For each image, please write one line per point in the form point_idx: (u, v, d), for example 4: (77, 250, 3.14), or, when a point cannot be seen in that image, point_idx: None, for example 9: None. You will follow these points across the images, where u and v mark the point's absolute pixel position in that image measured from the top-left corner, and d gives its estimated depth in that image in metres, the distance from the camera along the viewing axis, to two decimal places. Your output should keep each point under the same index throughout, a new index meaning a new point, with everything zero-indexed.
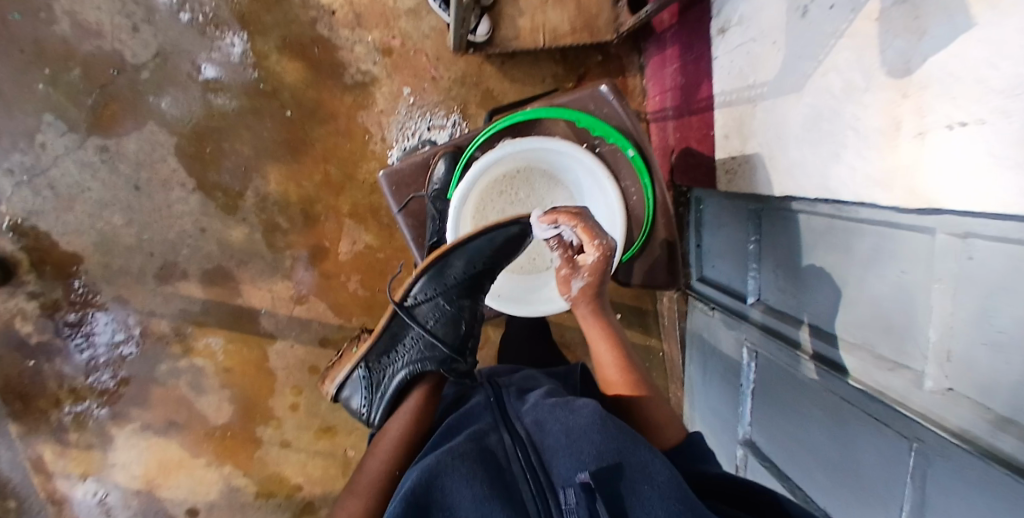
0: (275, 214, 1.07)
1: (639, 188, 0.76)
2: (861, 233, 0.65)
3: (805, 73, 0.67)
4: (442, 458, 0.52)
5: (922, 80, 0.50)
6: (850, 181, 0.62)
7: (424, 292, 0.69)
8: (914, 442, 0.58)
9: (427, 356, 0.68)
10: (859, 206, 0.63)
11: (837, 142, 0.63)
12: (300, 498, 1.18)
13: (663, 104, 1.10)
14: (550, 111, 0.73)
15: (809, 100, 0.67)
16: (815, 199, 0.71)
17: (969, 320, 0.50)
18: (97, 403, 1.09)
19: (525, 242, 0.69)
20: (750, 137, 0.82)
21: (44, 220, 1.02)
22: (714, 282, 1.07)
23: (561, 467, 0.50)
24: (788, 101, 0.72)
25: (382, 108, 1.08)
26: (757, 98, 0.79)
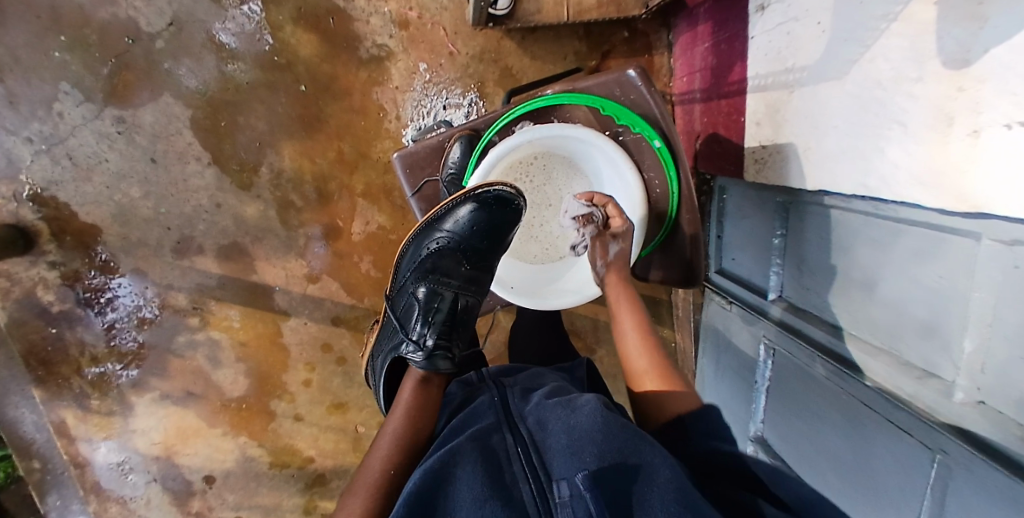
0: (289, 191, 1.06)
1: (664, 180, 0.72)
2: (896, 230, 0.61)
3: (850, 57, 0.62)
4: (444, 459, 0.51)
5: (982, 73, 0.44)
6: (892, 179, 0.57)
7: (403, 280, 0.74)
8: (937, 454, 0.55)
9: (397, 337, 0.70)
10: (898, 206, 0.59)
11: (881, 135, 0.58)
12: (312, 470, 1.21)
13: (691, 86, 1.05)
14: (572, 97, 0.70)
15: (852, 88, 0.62)
16: (850, 195, 0.67)
17: (1007, 331, 0.47)
18: (119, 366, 1.12)
19: (487, 218, 0.68)
20: (784, 126, 0.77)
21: (63, 190, 1.03)
22: (733, 276, 1.03)
23: (560, 465, 0.49)
24: (830, 87, 0.66)
25: (397, 84, 1.05)
26: (795, 83, 0.73)
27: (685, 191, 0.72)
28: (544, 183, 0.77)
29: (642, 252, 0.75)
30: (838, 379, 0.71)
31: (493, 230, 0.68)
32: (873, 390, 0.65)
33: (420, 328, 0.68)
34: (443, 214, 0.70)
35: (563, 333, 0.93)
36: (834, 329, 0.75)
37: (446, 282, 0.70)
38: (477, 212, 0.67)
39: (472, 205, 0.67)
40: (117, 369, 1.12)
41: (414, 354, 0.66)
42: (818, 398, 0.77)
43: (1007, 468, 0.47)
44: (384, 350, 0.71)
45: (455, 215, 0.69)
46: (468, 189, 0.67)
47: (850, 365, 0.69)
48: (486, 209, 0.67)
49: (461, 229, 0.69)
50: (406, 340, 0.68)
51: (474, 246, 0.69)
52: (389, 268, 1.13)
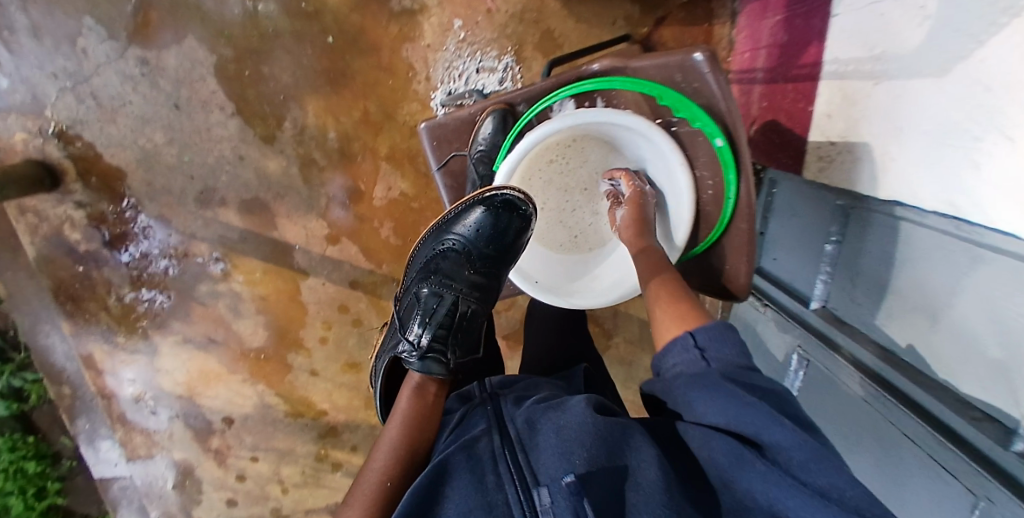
0: (312, 149, 1.03)
1: (720, 181, 0.65)
2: (978, 259, 0.55)
3: (958, 53, 0.53)
4: (432, 476, 0.50)
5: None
6: (982, 198, 0.51)
7: (410, 284, 0.73)
8: (980, 500, 0.53)
9: (396, 340, 0.68)
10: (981, 229, 0.52)
11: (978, 149, 0.51)
12: (326, 422, 1.25)
13: (753, 64, 0.96)
14: (626, 82, 0.64)
15: (954, 91, 0.54)
16: (929, 210, 0.59)
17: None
18: (158, 291, 1.13)
19: (499, 221, 0.67)
20: (861, 122, 0.69)
21: (88, 130, 1.01)
22: (772, 276, 0.98)
23: (548, 466, 0.47)
24: (927, 86, 0.58)
25: (429, 42, 0.98)
26: (883, 75, 0.65)
27: (742, 196, 0.64)
28: (580, 166, 0.72)
29: (684, 256, 0.71)
30: (877, 403, 0.69)
31: (497, 236, 0.67)
32: (918, 423, 0.62)
33: (417, 328, 0.67)
34: (454, 219, 0.70)
35: (583, 332, 0.86)
36: (882, 352, 0.70)
37: (448, 284, 0.69)
38: (487, 215, 0.67)
39: (481, 209, 0.67)
40: (158, 295, 1.13)
41: (408, 354, 0.64)
42: (852, 416, 0.76)
43: None
44: (384, 353, 0.69)
45: (466, 218, 0.68)
46: (480, 193, 0.67)
47: (890, 387, 0.67)
48: (494, 213, 0.67)
49: (467, 233, 0.68)
50: (403, 340, 0.67)
51: (478, 250, 0.68)
52: (410, 236, 1.10)
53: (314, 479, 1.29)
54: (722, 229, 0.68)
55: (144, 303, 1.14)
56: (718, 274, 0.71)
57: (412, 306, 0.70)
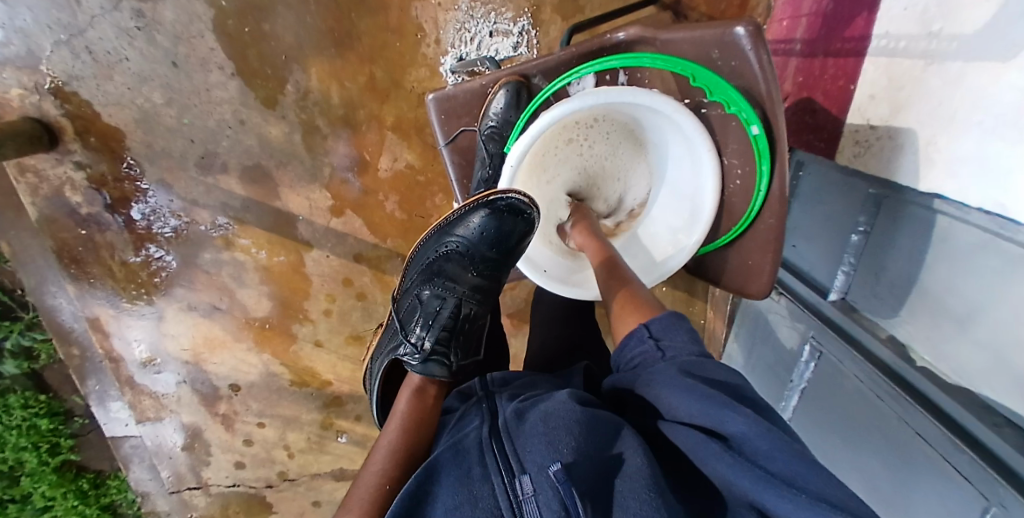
0: (315, 115, 0.98)
1: (751, 171, 0.59)
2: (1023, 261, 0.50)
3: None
4: (421, 479, 0.45)
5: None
6: None
7: (409, 284, 0.69)
8: (993, 506, 0.51)
9: (394, 343, 0.65)
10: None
11: None
12: (330, 392, 1.25)
13: (791, 35, 0.87)
14: (656, 59, 0.57)
15: (1021, 80, 0.47)
16: (974, 207, 0.53)
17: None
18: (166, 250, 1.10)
19: (504, 225, 0.62)
20: (906, 106, 0.62)
21: (85, 87, 0.97)
22: (791, 264, 0.91)
23: (534, 454, 0.43)
24: (986, 73, 0.51)
25: (440, 0, 0.91)
26: (939, 55, 0.57)
27: (773, 191, 0.58)
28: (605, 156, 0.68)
29: (702, 250, 0.67)
30: (890, 399, 0.65)
31: (501, 240, 0.63)
32: (932, 423, 0.58)
33: (416, 333, 0.63)
34: (456, 219, 0.65)
35: (591, 323, 0.82)
36: (899, 347, 0.66)
37: (450, 287, 0.65)
38: (490, 217, 0.62)
39: (485, 211, 0.62)
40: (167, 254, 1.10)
41: (410, 356, 0.61)
42: (864, 415, 0.71)
43: None
44: (382, 355, 0.66)
45: (469, 219, 0.64)
46: (484, 196, 0.62)
47: (908, 387, 0.62)
48: (499, 217, 0.62)
49: (470, 236, 0.64)
50: (401, 343, 0.63)
51: (481, 253, 0.64)
52: (415, 211, 1.06)
53: (319, 446, 1.30)
54: (747, 224, 0.62)
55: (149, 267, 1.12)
56: (736, 269, 0.66)
57: (411, 307, 0.67)
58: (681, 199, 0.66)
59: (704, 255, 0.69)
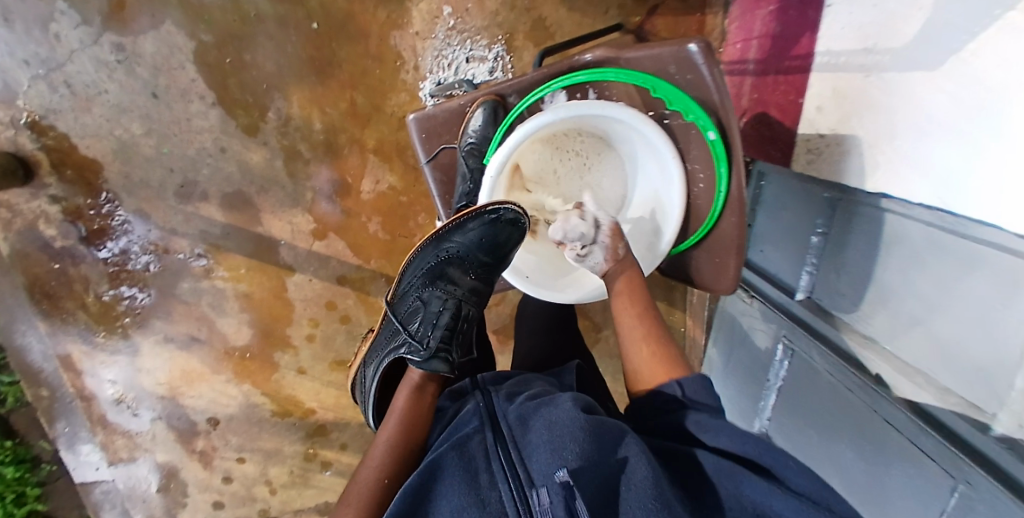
0: (297, 141, 1.00)
1: (711, 175, 0.63)
2: (963, 251, 0.55)
3: (950, 47, 0.51)
4: (425, 474, 0.48)
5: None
6: (974, 194, 0.50)
7: (405, 285, 0.69)
8: (959, 484, 0.55)
9: (393, 342, 0.65)
10: (973, 224, 0.52)
11: (970, 143, 0.50)
12: (314, 421, 1.22)
13: (744, 56, 0.93)
14: (620, 74, 0.61)
15: (946, 86, 0.52)
16: (917, 203, 0.59)
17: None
18: (137, 289, 1.09)
19: (504, 232, 0.64)
20: (852, 115, 0.67)
21: (62, 120, 0.97)
22: (759, 269, 0.96)
23: (539, 462, 0.44)
24: (917, 81, 0.56)
25: (418, 29, 0.95)
26: (874, 67, 0.63)
27: (732, 192, 0.62)
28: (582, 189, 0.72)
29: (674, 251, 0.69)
30: (861, 391, 0.69)
31: (499, 244, 0.65)
32: (902, 411, 0.62)
33: (416, 333, 0.64)
34: (454, 227, 0.65)
35: (574, 330, 0.84)
36: (864, 339, 0.70)
37: (451, 289, 0.66)
38: (491, 225, 0.63)
39: (484, 218, 0.63)
40: (137, 293, 1.09)
41: (414, 353, 0.62)
42: (836, 408, 0.75)
43: None
44: (379, 356, 0.66)
45: (468, 226, 0.64)
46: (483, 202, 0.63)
47: (875, 379, 0.67)
48: (499, 223, 0.63)
49: (471, 241, 0.65)
50: (400, 342, 0.64)
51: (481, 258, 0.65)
52: (398, 232, 1.07)
53: (302, 479, 1.26)
54: (713, 224, 0.65)
55: (122, 304, 1.10)
56: (706, 270, 0.68)
57: (409, 308, 0.67)
58: (652, 205, 0.68)
59: (674, 259, 0.71)
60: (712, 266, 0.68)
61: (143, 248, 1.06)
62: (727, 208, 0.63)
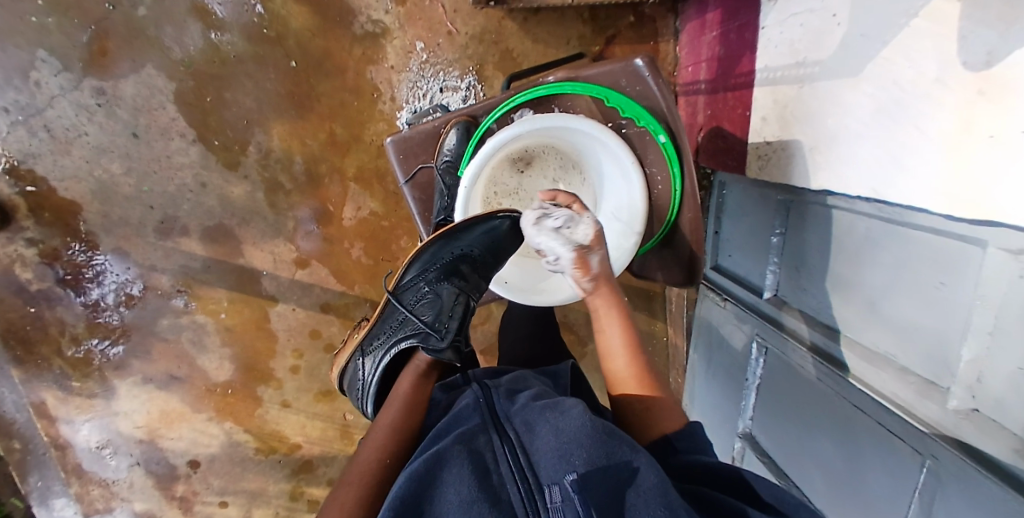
0: (277, 173, 1.02)
1: (667, 176, 0.69)
2: (903, 239, 0.59)
3: (868, 54, 0.59)
4: (430, 464, 0.48)
5: (1002, 77, 0.43)
6: (904, 185, 0.56)
7: (412, 279, 0.70)
8: (926, 459, 0.57)
9: (408, 333, 0.67)
10: (907, 210, 0.57)
11: (894, 139, 0.56)
12: (299, 456, 1.20)
13: (696, 77, 1.01)
14: (576, 86, 0.67)
15: (870, 89, 0.59)
16: (856, 196, 0.64)
17: (1005, 343, 0.47)
18: (110, 342, 1.08)
19: (513, 236, 0.68)
20: (792, 121, 0.74)
21: (41, 164, 0.98)
22: (730, 273, 1.01)
23: (548, 467, 0.47)
24: (845, 86, 0.63)
25: (393, 63, 1.00)
26: (807, 78, 0.70)
27: (687, 189, 0.69)
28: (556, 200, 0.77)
29: (641, 250, 0.73)
30: (829, 379, 0.71)
31: (507, 247, 0.69)
32: (867, 394, 0.65)
33: (430, 326, 0.67)
34: (463, 227, 0.67)
35: (556, 336, 0.86)
36: (828, 330, 0.74)
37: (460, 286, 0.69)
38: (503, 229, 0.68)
39: (496, 222, 0.67)
40: (108, 345, 1.09)
41: (430, 342, 0.66)
42: (808, 399, 0.77)
43: (1005, 482, 0.47)
44: (387, 346, 0.68)
45: (481, 228, 0.67)
46: (494, 212, 0.68)
47: (839, 365, 0.70)
48: (507, 228, 0.68)
49: (480, 244, 0.68)
50: (416, 334, 0.66)
51: (489, 260, 0.69)
52: (381, 256, 1.09)
53: None
54: (674, 220, 0.72)
55: (95, 354, 1.09)
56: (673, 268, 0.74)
57: (420, 301, 0.69)
58: (616, 212, 0.72)
59: (643, 260, 0.76)
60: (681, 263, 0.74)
61: (118, 296, 1.06)
62: (684, 204, 0.71)
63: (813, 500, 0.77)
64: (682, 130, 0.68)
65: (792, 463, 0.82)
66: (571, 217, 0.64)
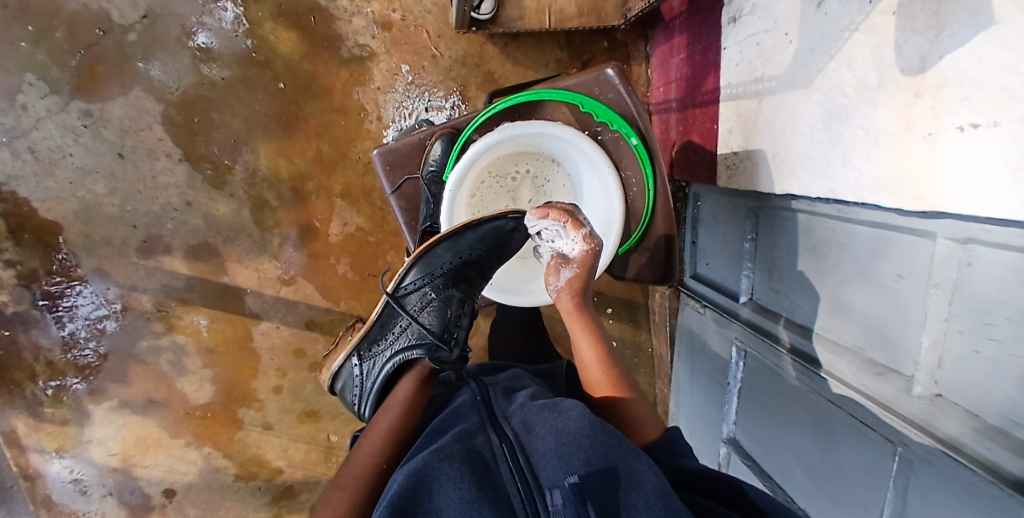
0: (264, 190, 1.04)
1: (640, 177, 0.75)
2: (859, 235, 0.63)
3: (817, 66, 0.64)
4: (429, 459, 0.48)
5: (935, 80, 0.48)
6: (855, 184, 0.60)
7: (414, 283, 0.69)
8: (898, 447, 0.58)
9: (416, 343, 0.68)
10: (860, 208, 0.61)
11: (844, 143, 0.61)
12: (280, 482, 1.16)
13: (667, 96, 1.08)
14: (552, 93, 0.72)
15: (819, 98, 0.64)
16: (816, 198, 0.69)
17: (962, 326, 0.50)
18: (77, 377, 1.06)
19: (515, 237, 0.70)
20: (755, 132, 0.80)
21: (24, 186, 0.98)
22: (707, 280, 1.04)
23: (549, 469, 0.47)
24: (798, 97, 0.68)
25: (379, 85, 1.04)
26: (765, 92, 0.76)
27: (659, 190, 0.75)
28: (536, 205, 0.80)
29: (621, 250, 0.78)
30: (805, 377, 0.73)
31: (510, 246, 0.70)
32: (837, 389, 0.67)
33: (439, 334, 0.68)
34: (466, 231, 0.68)
35: (545, 339, 0.88)
36: (800, 329, 0.76)
37: (466, 290, 0.71)
38: (506, 230, 0.68)
39: (501, 224, 0.68)
40: (74, 381, 1.06)
41: (442, 354, 0.68)
42: (787, 398, 0.78)
43: (971, 462, 0.49)
44: (393, 355, 0.68)
45: (485, 231, 0.68)
46: (500, 212, 0.68)
47: (815, 363, 0.71)
48: (515, 229, 0.68)
49: (485, 243, 0.69)
50: (427, 344, 0.68)
51: (492, 260, 0.71)
52: (367, 271, 1.11)
53: None
54: (650, 219, 0.77)
55: (66, 387, 1.06)
56: (653, 264, 0.79)
57: (425, 306, 0.70)
58: (596, 214, 0.76)
59: (621, 260, 0.80)
60: (660, 260, 0.79)
61: (92, 328, 1.05)
62: (657, 203, 0.76)
63: (796, 498, 0.78)
64: (651, 135, 0.74)
65: (774, 464, 0.83)
66: (560, 230, 0.64)
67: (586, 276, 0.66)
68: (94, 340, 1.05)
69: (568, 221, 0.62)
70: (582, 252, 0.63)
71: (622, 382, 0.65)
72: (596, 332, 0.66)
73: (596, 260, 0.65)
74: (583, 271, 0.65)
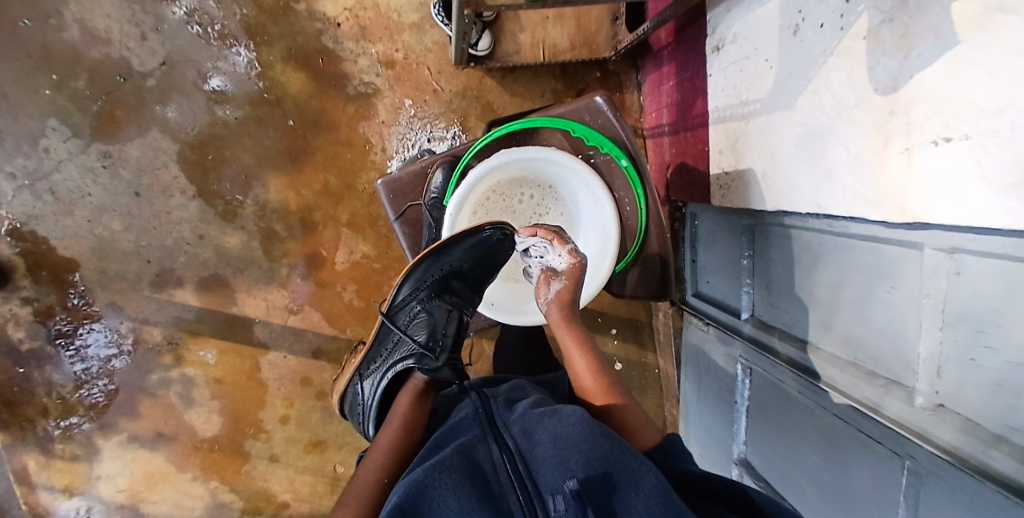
0: (273, 222, 1.08)
1: (632, 198, 0.78)
2: (849, 247, 0.65)
3: (796, 90, 0.68)
4: (429, 471, 0.48)
5: (907, 98, 0.50)
6: (841, 198, 0.62)
7: (405, 298, 0.71)
8: (905, 460, 0.57)
9: (405, 356, 0.69)
10: (848, 221, 0.63)
11: (826, 158, 0.63)
12: (287, 516, 1.15)
13: (659, 121, 1.12)
14: (546, 121, 0.75)
15: (801, 118, 0.67)
16: (806, 213, 0.71)
17: (957, 335, 0.51)
18: (86, 413, 1.07)
19: (499, 249, 0.71)
20: (744, 154, 0.82)
21: (43, 224, 1.02)
22: (709, 299, 1.05)
23: (548, 475, 0.48)
24: (780, 118, 0.72)
25: (383, 118, 1.09)
26: (750, 114, 0.79)
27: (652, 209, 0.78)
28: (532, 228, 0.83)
29: (619, 267, 0.80)
30: (809, 393, 0.73)
31: (495, 257, 0.72)
32: (841, 401, 0.66)
33: (426, 345, 0.69)
34: (447, 245, 0.70)
35: (548, 354, 0.89)
36: (802, 344, 0.77)
37: (454, 301, 0.72)
38: (484, 241, 0.70)
39: (480, 236, 0.70)
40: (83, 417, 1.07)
41: (428, 363, 0.68)
42: (794, 415, 0.77)
43: (977, 472, 0.48)
44: (386, 370, 0.69)
45: (464, 242, 0.70)
46: (480, 225, 0.70)
47: (818, 377, 0.71)
48: (497, 239, 0.70)
49: (469, 254, 0.71)
50: (415, 355, 0.69)
51: (476, 270, 0.72)
52: (373, 298, 1.12)
53: None
54: (644, 238, 0.79)
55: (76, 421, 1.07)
56: (649, 281, 0.81)
57: (416, 320, 0.71)
58: (591, 236, 0.78)
59: (619, 279, 0.82)
60: (657, 276, 0.81)
61: (104, 365, 1.06)
62: (650, 224, 0.79)
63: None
64: (642, 158, 0.77)
65: (784, 483, 0.82)
66: (547, 245, 0.68)
67: (574, 288, 0.67)
68: (105, 376, 1.07)
69: (553, 238, 0.67)
70: (568, 266, 0.66)
71: (619, 392, 0.65)
72: (587, 343, 0.67)
73: (583, 274, 0.67)
74: (571, 282, 0.67)
